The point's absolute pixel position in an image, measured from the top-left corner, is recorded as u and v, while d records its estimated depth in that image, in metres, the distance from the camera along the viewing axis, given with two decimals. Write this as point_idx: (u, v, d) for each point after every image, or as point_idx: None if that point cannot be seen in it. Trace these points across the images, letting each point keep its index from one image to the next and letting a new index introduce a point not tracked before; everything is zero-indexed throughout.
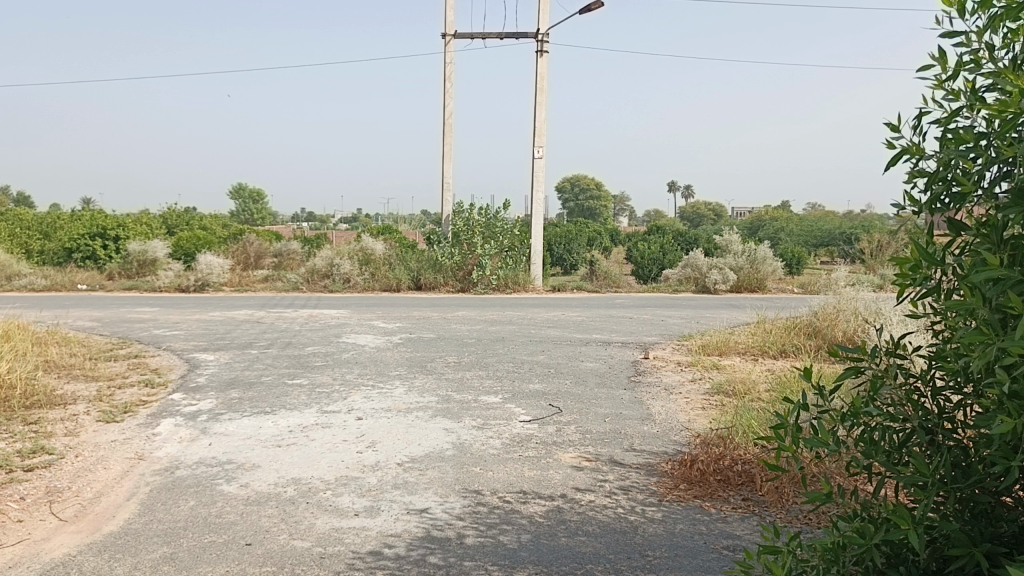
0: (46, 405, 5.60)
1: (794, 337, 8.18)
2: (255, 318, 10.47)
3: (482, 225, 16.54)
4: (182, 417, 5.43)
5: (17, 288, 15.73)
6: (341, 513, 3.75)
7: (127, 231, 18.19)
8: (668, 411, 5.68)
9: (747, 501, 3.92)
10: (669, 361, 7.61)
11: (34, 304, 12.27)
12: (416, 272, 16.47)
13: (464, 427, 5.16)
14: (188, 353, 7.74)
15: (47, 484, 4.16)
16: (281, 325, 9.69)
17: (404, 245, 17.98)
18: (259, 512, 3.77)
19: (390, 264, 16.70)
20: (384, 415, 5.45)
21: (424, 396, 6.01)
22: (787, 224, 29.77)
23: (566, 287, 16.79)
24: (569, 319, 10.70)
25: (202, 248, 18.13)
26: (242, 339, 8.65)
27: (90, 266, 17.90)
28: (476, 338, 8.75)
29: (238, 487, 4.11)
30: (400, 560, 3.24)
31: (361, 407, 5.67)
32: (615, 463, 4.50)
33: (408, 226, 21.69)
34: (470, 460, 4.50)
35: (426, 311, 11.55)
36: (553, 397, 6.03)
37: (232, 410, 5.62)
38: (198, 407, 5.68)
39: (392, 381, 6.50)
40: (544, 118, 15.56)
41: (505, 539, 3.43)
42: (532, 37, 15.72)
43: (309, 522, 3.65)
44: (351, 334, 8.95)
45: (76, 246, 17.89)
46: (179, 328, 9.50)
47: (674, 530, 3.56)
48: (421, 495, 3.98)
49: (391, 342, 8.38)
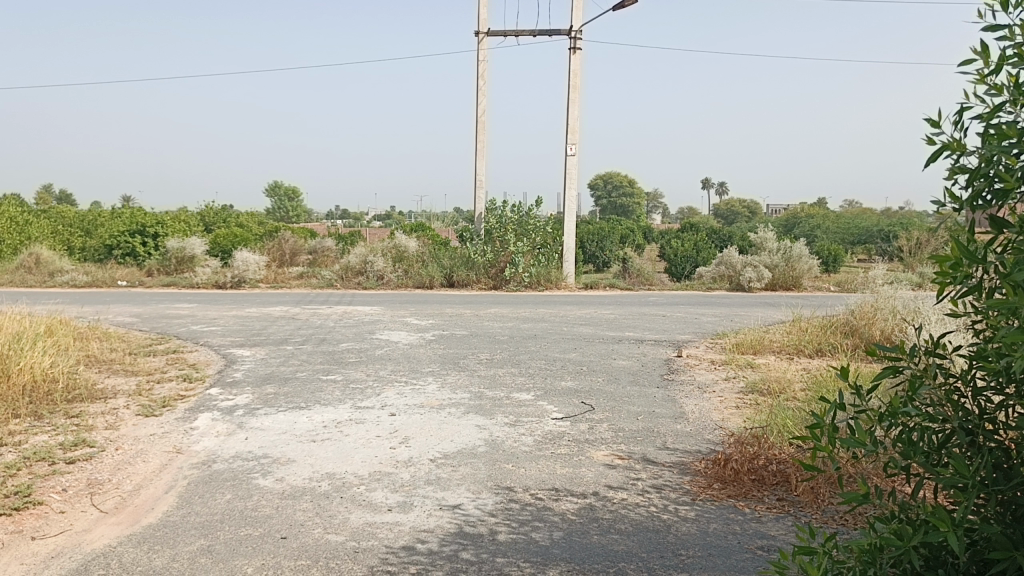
0: (87, 398, 5.73)
1: (831, 336, 8.07)
2: (290, 314, 10.60)
3: (515, 222, 16.56)
4: (219, 411, 5.52)
5: (60, 285, 16.09)
6: (374, 508, 3.78)
7: (166, 228, 18.50)
8: (702, 409, 5.64)
9: (781, 501, 3.88)
10: (702, 359, 7.56)
11: (77, 300, 12.55)
12: (448, 269, 16.54)
13: (496, 424, 5.17)
14: (225, 349, 7.86)
15: (89, 476, 4.25)
16: (315, 322, 9.80)
17: (437, 242, 18.06)
18: (295, 506, 3.81)
19: (423, 261, 16.80)
20: (417, 411, 5.49)
21: (457, 393, 6.04)
22: (823, 222, 29.38)
23: (599, 284, 16.75)
24: (602, 317, 10.67)
25: (238, 245, 18.38)
26: (278, 335, 8.76)
27: (130, 263, 18.24)
28: (508, 335, 8.77)
29: (274, 481, 4.16)
30: (433, 555, 3.26)
31: (394, 403, 5.71)
32: (648, 461, 4.48)
33: (441, 224, 21.81)
34: (503, 457, 4.51)
35: (459, 308, 11.61)
36: (585, 394, 6.02)
37: (267, 405, 5.70)
38: (234, 402, 5.77)
39: (425, 377, 6.54)
40: (577, 115, 15.52)
41: (537, 536, 3.44)
42: (565, 34, 15.67)
43: (343, 516, 3.68)
44: (385, 330, 9.02)
45: (116, 243, 18.25)
46: (216, 324, 9.65)
47: (708, 530, 3.54)
48: (454, 491, 4.00)
49: (424, 339, 8.43)
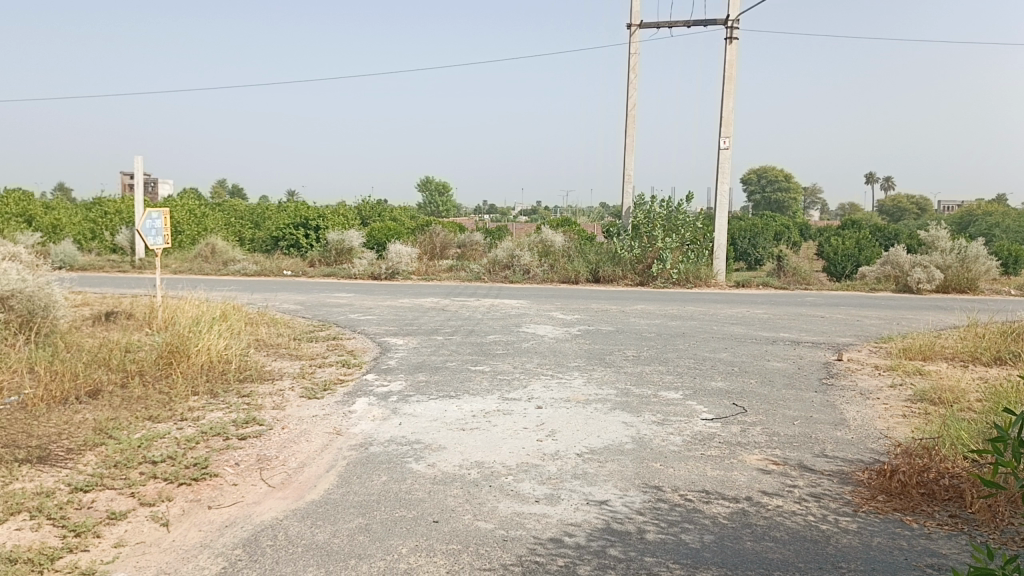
0: (257, 379, 6.14)
1: (1013, 343, 7.45)
2: (441, 306, 10.92)
3: (663, 218, 16.30)
4: (375, 396, 5.77)
5: (232, 273, 17.31)
6: (522, 498, 3.83)
7: (326, 221, 19.50)
8: (864, 416, 5.35)
9: (954, 518, 3.62)
10: (864, 364, 7.17)
11: (247, 287, 13.47)
12: (595, 265, 16.50)
13: (644, 422, 5.11)
14: (380, 337, 8.20)
15: (258, 452, 4.55)
16: (465, 313, 10.04)
17: (583, 237, 18.06)
18: (446, 492, 3.92)
19: (569, 256, 16.85)
20: (564, 405, 5.51)
21: (603, 388, 6.02)
22: (1001, 220, 27.12)
23: (751, 283, 16.21)
24: (755, 317, 10.31)
25: (392, 238, 19.10)
26: (429, 325, 9.05)
27: (294, 254, 19.39)
28: (656, 333, 8.65)
29: (426, 466, 4.30)
30: (581, 549, 3.26)
31: (542, 396, 5.77)
32: (804, 468, 4.30)
33: (587, 219, 21.81)
34: (651, 456, 4.45)
35: (606, 304, 11.57)
36: (737, 395, 5.85)
37: (419, 392, 5.89)
38: (389, 388, 6.01)
39: (572, 372, 6.56)
40: (731, 108, 15.07)
41: (687, 538, 3.37)
42: (721, 24, 15.25)
43: (492, 504, 3.75)
44: (531, 324, 9.13)
45: (282, 235, 19.43)
46: (372, 313, 10.09)
47: (871, 543, 3.35)
48: (601, 486, 3.99)
49: (571, 334, 8.46)
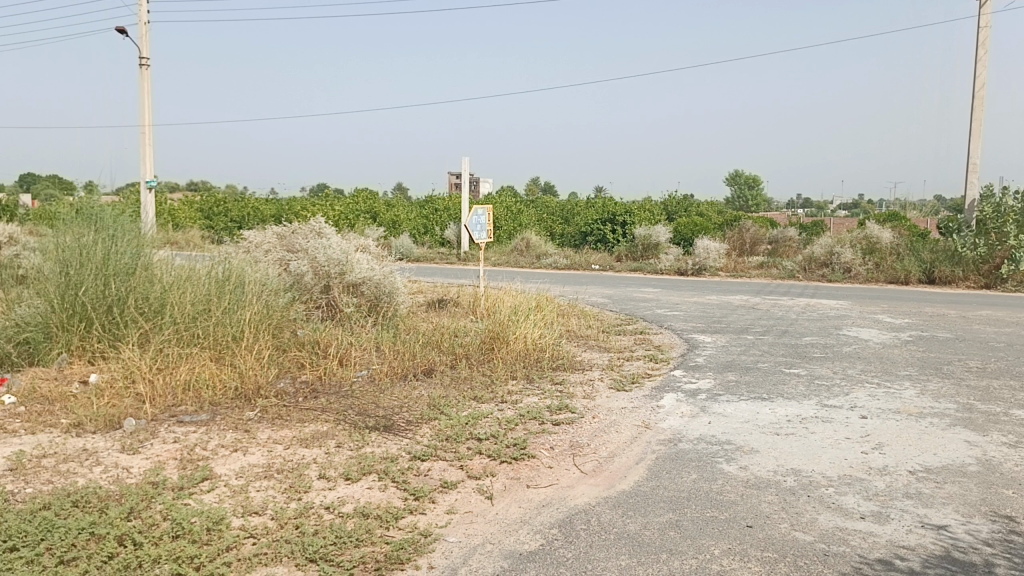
0: (569, 368, 6.40)
1: None
2: (751, 304, 10.57)
3: (1017, 211, 14.27)
4: (683, 393, 5.74)
5: (545, 266, 18.26)
6: (845, 513, 3.58)
7: (633, 216, 19.79)
8: None
9: None
10: None
11: (559, 280, 14.14)
12: (928, 264, 14.91)
13: (993, 443, 4.52)
14: (688, 333, 8.14)
15: (571, 438, 4.74)
16: (778, 313, 9.62)
17: (914, 234, 16.40)
18: (760, 497, 3.79)
19: (897, 254, 15.41)
20: (892, 417, 5.05)
21: (941, 402, 5.42)
22: None
23: None
24: None
25: (699, 233, 18.87)
26: (738, 323, 8.80)
27: (602, 248, 19.97)
28: (1008, 343, 7.60)
29: (738, 469, 4.19)
30: None
31: (866, 405, 5.34)
32: None
33: (918, 213, 19.78)
34: (1001, 482, 3.92)
35: (944, 308, 10.39)
36: None
37: (730, 392, 5.76)
38: (697, 386, 5.95)
39: (902, 381, 6.00)
40: None
41: None
42: None
43: (811, 515, 3.55)
44: (853, 327, 8.49)
45: (592, 231, 20.13)
46: (680, 309, 10.05)
47: None
48: (939, 510, 3.60)
49: (901, 340, 7.72)
